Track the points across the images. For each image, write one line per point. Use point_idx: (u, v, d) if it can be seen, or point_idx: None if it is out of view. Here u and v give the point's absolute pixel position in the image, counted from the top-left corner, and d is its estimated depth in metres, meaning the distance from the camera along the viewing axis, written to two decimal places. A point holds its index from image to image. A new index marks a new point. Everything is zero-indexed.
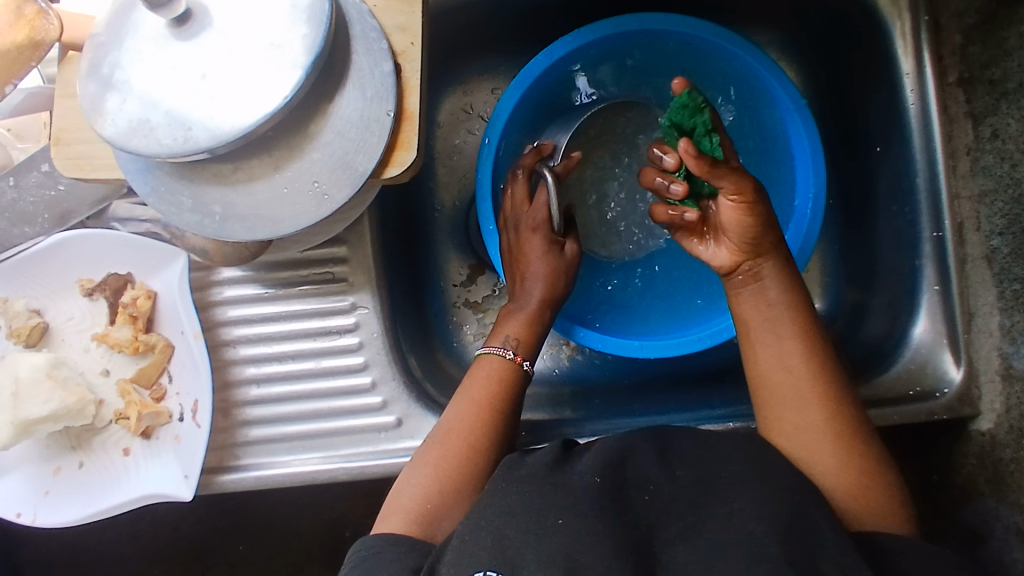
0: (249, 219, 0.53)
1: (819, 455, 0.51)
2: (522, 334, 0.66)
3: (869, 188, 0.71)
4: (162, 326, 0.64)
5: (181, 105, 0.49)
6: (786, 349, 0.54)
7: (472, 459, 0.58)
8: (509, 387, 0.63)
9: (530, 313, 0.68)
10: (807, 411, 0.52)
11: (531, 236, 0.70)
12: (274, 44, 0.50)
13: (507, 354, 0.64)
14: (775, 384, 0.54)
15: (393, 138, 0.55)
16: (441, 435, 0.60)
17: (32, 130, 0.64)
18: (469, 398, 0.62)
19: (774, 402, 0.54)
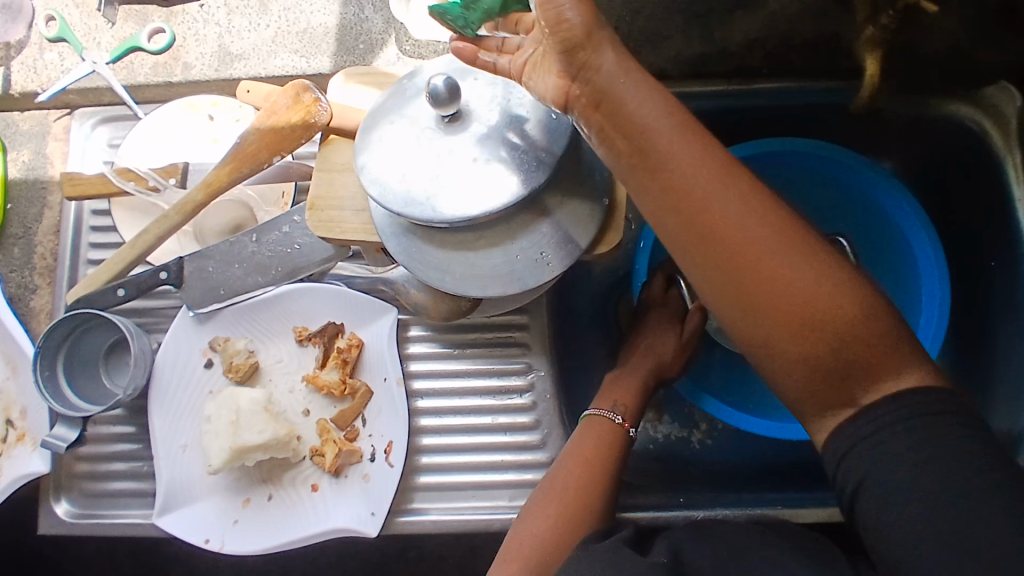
0: (483, 279, 0.62)
1: (785, 278, 0.44)
2: (628, 402, 0.72)
3: (984, 300, 0.79)
4: (364, 372, 0.71)
5: (452, 180, 0.60)
6: (804, 269, 0.45)
7: (581, 514, 0.64)
8: (614, 449, 0.68)
9: (636, 383, 0.74)
10: (763, 290, 0.45)
11: (660, 315, 0.79)
12: (531, 139, 0.60)
13: (615, 418, 0.70)
14: (740, 254, 0.45)
15: (603, 222, 0.64)
16: (553, 490, 0.65)
17: (273, 197, 0.75)
18: (576, 457, 0.67)
19: (740, 266, 0.45)
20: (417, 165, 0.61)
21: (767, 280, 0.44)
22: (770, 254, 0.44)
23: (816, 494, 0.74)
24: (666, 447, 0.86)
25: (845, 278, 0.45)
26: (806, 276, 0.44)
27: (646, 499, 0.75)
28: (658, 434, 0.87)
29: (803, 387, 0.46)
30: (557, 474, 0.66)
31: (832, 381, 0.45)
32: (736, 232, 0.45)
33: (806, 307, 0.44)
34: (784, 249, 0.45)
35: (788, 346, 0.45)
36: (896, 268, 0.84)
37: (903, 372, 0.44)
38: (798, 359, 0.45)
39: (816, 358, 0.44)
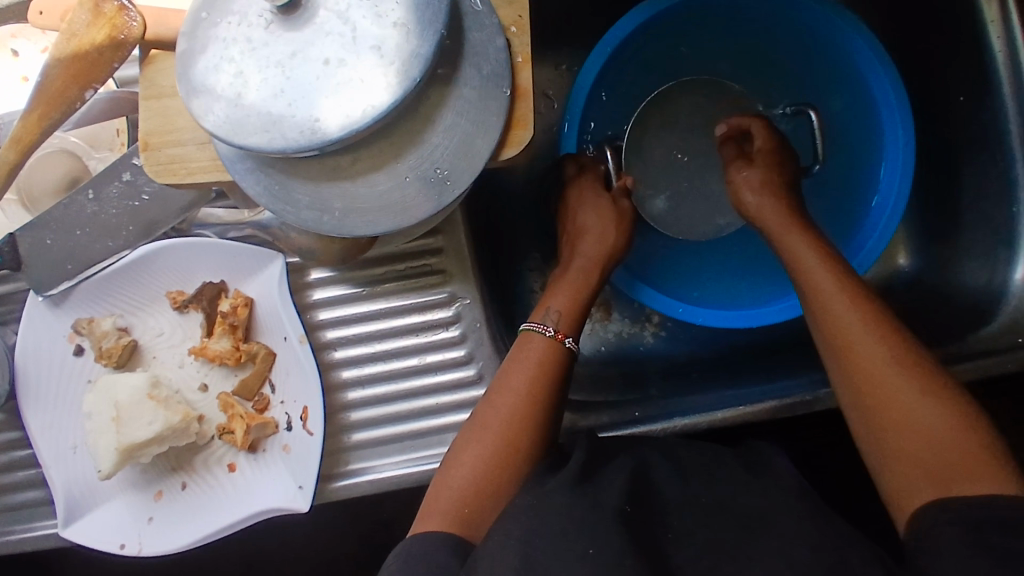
0: (370, 212, 0.51)
1: (903, 414, 0.47)
2: (566, 306, 0.64)
3: (950, 140, 0.71)
4: (261, 334, 0.61)
5: (303, 91, 0.46)
6: (872, 340, 0.51)
7: (510, 457, 0.56)
8: (552, 378, 0.60)
9: (574, 283, 0.66)
10: (886, 370, 0.49)
11: (588, 196, 0.70)
12: (396, 23, 0.46)
13: (547, 330, 0.61)
14: (868, 367, 0.50)
15: (509, 116, 0.53)
16: (481, 432, 0.57)
17: (106, 138, 0.61)
18: (507, 391, 0.59)
19: (877, 383, 0.49)
20: (253, 78, 0.46)
21: (900, 414, 0.47)
22: (888, 362, 0.49)
23: (781, 382, 0.69)
24: (619, 347, 0.79)
25: (921, 364, 0.49)
26: (912, 397, 0.48)
27: (603, 416, 0.67)
28: (607, 334, 0.80)
29: (911, 486, 0.45)
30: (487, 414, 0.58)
31: (938, 480, 0.44)
32: (845, 329, 0.52)
33: (922, 374, 0.48)
34: (895, 363, 0.49)
35: (905, 436, 0.47)
36: (849, 116, 0.75)
37: (988, 477, 0.43)
38: (909, 459, 0.46)
39: (937, 441, 0.46)
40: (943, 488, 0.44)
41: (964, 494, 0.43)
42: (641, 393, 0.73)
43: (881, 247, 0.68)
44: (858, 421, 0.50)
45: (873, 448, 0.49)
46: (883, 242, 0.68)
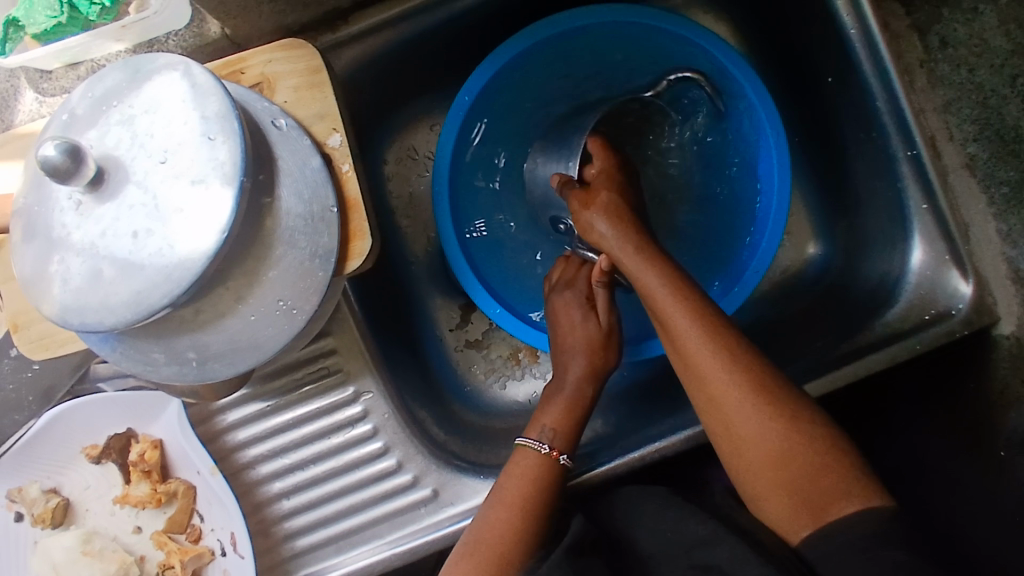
0: (227, 356, 0.52)
1: (762, 454, 0.52)
2: (559, 424, 0.63)
3: (828, 120, 0.70)
4: (177, 469, 0.63)
5: (122, 264, 0.48)
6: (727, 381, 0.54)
7: (510, 572, 0.56)
8: (548, 489, 0.59)
9: (568, 397, 0.65)
10: (750, 420, 0.53)
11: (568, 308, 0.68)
12: (200, 177, 0.48)
13: (542, 448, 0.61)
14: (724, 405, 0.54)
15: (345, 230, 0.53)
16: (475, 542, 0.57)
17: None
18: (507, 504, 0.58)
19: (728, 419, 0.54)
20: (78, 262, 0.48)
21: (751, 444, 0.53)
22: (738, 398, 0.54)
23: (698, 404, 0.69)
24: None
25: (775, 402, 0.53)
26: (765, 434, 0.53)
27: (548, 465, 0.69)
28: (542, 379, 0.80)
29: (793, 522, 0.51)
30: (483, 522, 0.57)
31: (810, 511, 0.50)
32: (697, 372, 0.55)
33: (775, 412, 0.53)
34: (751, 401, 0.53)
35: (764, 476, 0.52)
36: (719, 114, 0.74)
37: (855, 495, 0.50)
38: (770, 486, 0.52)
39: (785, 471, 0.52)
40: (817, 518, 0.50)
41: (836, 513, 0.49)
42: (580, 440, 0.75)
43: (771, 256, 0.67)
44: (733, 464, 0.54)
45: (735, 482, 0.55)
46: (772, 250, 0.67)
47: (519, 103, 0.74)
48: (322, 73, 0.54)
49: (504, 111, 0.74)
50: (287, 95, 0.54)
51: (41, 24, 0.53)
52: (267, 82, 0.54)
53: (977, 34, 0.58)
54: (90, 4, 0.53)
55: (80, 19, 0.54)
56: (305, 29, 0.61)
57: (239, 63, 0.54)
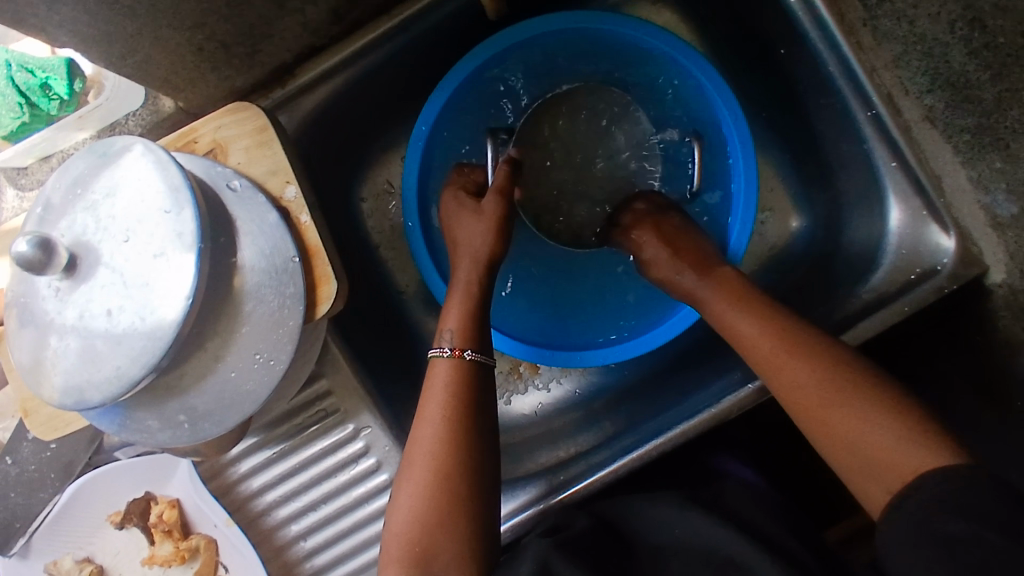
0: (215, 414, 0.54)
1: (856, 440, 0.46)
2: (460, 326, 0.60)
3: (789, 90, 0.67)
4: (197, 525, 0.66)
5: (100, 343, 0.50)
6: (807, 376, 0.50)
7: (446, 486, 0.52)
8: (467, 395, 0.56)
9: (468, 293, 0.63)
10: (836, 410, 0.48)
11: (464, 212, 0.67)
12: (162, 250, 0.50)
13: (444, 352, 0.58)
14: (807, 401, 0.50)
15: (312, 277, 0.55)
16: (410, 469, 0.53)
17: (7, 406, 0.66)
18: (426, 420, 0.55)
19: (811, 412, 0.49)
20: (64, 346, 0.51)
21: (840, 434, 0.47)
22: (820, 390, 0.49)
23: (697, 396, 0.70)
24: (559, 398, 0.83)
25: (860, 384, 0.48)
26: (856, 416, 0.47)
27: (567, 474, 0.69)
28: (546, 389, 0.83)
29: (874, 489, 0.45)
30: (414, 449, 0.54)
31: (896, 477, 0.44)
32: (775, 367, 0.52)
33: (859, 391, 0.48)
34: (834, 386, 0.49)
35: (857, 459, 0.46)
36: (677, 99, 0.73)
37: (948, 458, 0.43)
38: (866, 472, 0.46)
39: (877, 447, 0.45)
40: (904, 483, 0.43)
41: (930, 469, 0.43)
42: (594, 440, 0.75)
43: (747, 236, 0.68)
44: (830, 458, 0.49)
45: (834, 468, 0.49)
46: (748, 230, 0.68)
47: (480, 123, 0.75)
48: (269, 130, 0.56)
49: (470, 134, 0.74)
50: (240, 156, 0.56)
51: (8, 125, 0.58)
52: (220, 147, 0.56)
53: None
54: (49, 99, 0.58)
55: (41, 115, 0.59)
56: (256, 87, 0.63)
57: (191, 134, 0.56)
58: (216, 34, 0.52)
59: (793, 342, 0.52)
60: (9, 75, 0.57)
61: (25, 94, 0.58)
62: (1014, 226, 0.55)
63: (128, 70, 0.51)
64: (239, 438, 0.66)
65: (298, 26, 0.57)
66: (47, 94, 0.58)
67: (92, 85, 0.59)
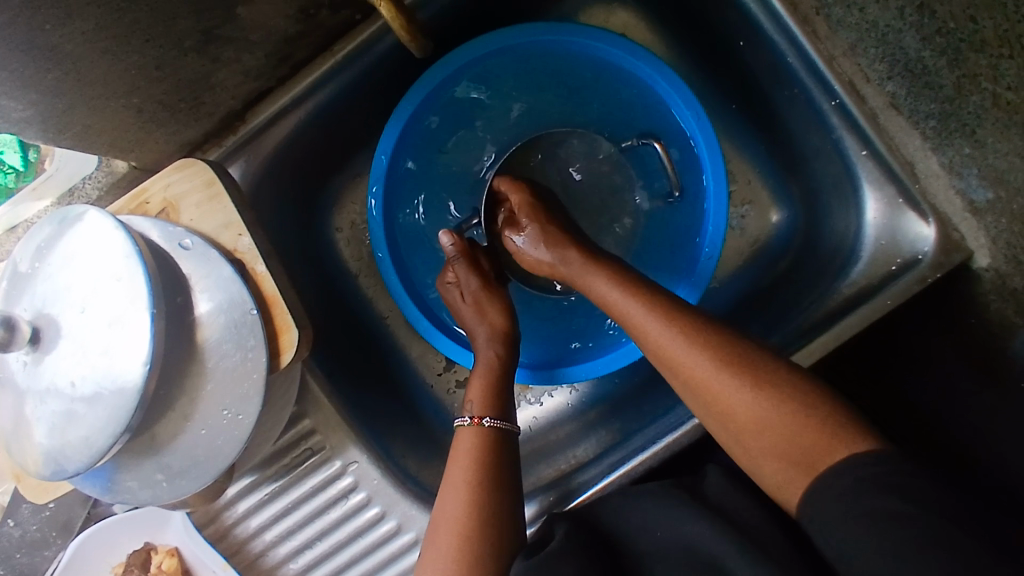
0: (190, 471, 0.54)
1: (747, 423, 0.48)
2: (488, 398, 0.61)
3: (750, 82, 0.66)
4: (197, 571, 0.68)
5: (68, 413, 0.51)
6: (706, 368, 0.49)
7: (476, 547, 0.51)
8: (494, 462, 0.57)
9: (487, 363, 0.64)
10: (736, 398, 0.48)
11: (462, 301, 0.68)
12: (118, 316, 0.51)
13: (466, 420, 0.59)
14: (708, 390, 0.49)
15: (272, 327, 0.55)
16: (435, 538, 0.53)
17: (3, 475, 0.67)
18: (453, 485, 0.55)
19: (714, 401, 0.49)
20: (37, 418, 0.52)
21: (746, 422, 0.48)
22: (721, 381, 0.49)
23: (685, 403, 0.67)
24: (553, 412, 0.80)
25: (760, 372, 0.48)
26: (748, 400, 0.48)
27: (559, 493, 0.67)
28: (539, 404, 0.80)
29: (781, 471, 0.46)
30: (438, 517, 0.54)
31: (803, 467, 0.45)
32: (664, 350, 0.52)
33: (753, 376, 0.48)
34: (727, 371, 0.49)
35: (761, 444, 0.47)
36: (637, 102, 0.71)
37: (850, 440, 0.44)
38: (766, 452, 0.47)
39: (774, 431, 0.46)
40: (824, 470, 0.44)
41: (835, 457, 0.44)
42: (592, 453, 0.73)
43: (721, 236, 0.67)
44: (732, 446, 0.50)
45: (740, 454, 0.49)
46: (721, 230, 0.67)
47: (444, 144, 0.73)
48: (217, 183, 0.56)
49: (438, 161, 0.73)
50: (191, 213, 0.56)
51: None
52: (170, 206, 0.56)
53: None
54: (7, 173, 0.63)
55: (1, 188, 0.63)
56: (208, 137, 0.63)
57: (143, 195, 0.57)
58: (154, 96, 0.53)
59: (692, 336, 0.51)
60: None
61: None
62: (992, 211, 0.53)
63: (70, 141, 0.52)
64: (233, 480, 0.67)
65: (238, 74, 0.57)
66: (4, 168, 0.63)
67: (46, 153, 0.62)
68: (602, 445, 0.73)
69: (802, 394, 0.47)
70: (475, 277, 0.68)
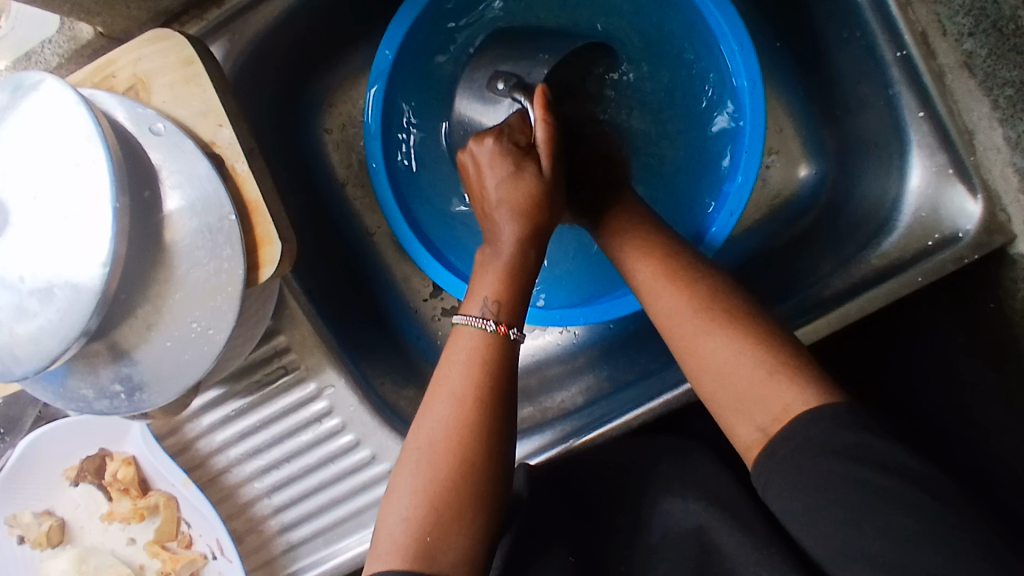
0: (155, 384, 0.49)
1: (707, 363, 0.45)
2: (503, 293, 0.50)
3: (807, 19, 0.59)
4: (155, 482, 0.64)
5: (16, 313, 0.46)
6: (669, 302, 0.48)
7: (467, 477, 0.44)
8: (501, 375, 0.47)
9: (509, 262, 0.51)
10: (716, 339, 0.45)
11: (518, 160, 0.53)
12: (77, 207, 0.45)
13: (488, 326, 0.48)
14: (672, 327, 0.48)
15: (251, 237, 0.49)
16: (427, 451, 0.45)
17: None
18: (450, 396, 0.46)
19: (682, 343, 0.47)
20: None
21: (699, 359, 0.46)
22: (683, 315, 0.47)
23: (682, 362, 0.63)
24: (538, 353, 0.76)
25: (715, 301, 0.47)
26: (676, 305, 0.48)
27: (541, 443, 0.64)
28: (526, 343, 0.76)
29: (745, 428, 0.43)
30: (423, 424, 0.46)
31: (744, 412, 0.43)
32: (647, 291, 0.51)
33: (707, 301, 0.47)
34: (698, 312, 0.47)
35: (711, 376, 0.45)
36: (673, 17, 0.64)
37: (811, 394, 0.41)
38: (732, 403, 0.44)
39: (722, 334, 0.45)
40: (773, 424, 0.41)
41: (784, 398, 0.41)
42: (579, 399, 0.70)
43: (748, 191, 0.60)
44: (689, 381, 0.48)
45: (703, 397, 0.46)
46: (749, 185, 0.60)
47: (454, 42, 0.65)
48: (195, 64, 0.48)
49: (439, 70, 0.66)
50: (164, 94, 0.49)
51: None
52: (140, 83, 0.49)
53: None
54: None
55: None
56: (187, 8, 0.54)
57: (108, 67, 0.49)
58: None
59: (660, 262, 0.51)
60: None
61: None
62: None
63: None
64: (199, 393, 0.63)
65: None
66: None
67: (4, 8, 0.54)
68: (587, 393, 0.70)
69: (768, 333, 0.45)
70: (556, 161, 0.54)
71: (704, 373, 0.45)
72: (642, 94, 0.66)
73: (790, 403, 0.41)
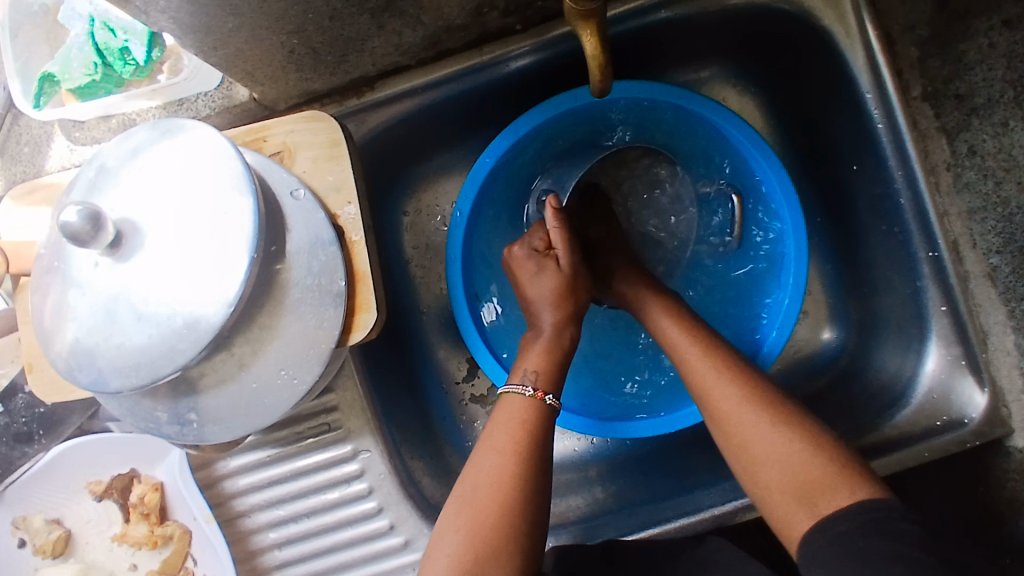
0: (226, 421, 0.53)
1: (761, 456, 0.51)
2: (542, 365, 0.58)
3: (851, 207, 0.68)
4: (175, 512, 0.65)
5: (124, 331, 0.49)
6: (724, 392, 0.55)
7: (508, 528, 0.48)
8: (539, 436, 0.53)
9: (548, 341, 0.60)
10: (767, 433, 0.51)
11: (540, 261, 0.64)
12: (212, 249, 0.49)
13: (526, 391, 0.55)
14: (729, 415, 0.54)
15: (352, 302, 0.54)
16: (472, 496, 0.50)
17: (52, 387, 0.57)
18: (496, 450, 0.52)
19: (737, 434, 0.53)
20: (85, 323, 0.50)
21: (757, 452, 0.51)
22: (743, 411, 0.53)
23: (700, 490, 0.67)
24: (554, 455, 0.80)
25: (768, 398, 0.53)
26: (730, 397, 0.54)
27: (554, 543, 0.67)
28: None
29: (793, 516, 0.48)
30: (470, 473, 0.51)
31: (803, 498, 0.48)
32: (698, 382, 0.57)
33: (760, 395, 0.53)
34: (751, 405, 0.53)
35: (765, 470, 0.50)
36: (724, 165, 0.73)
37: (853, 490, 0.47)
38: (790, 490, 0.49)
39: (768, 428, 0.51)
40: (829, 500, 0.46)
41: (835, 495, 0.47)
42: (588, 507, 0.73)
43: (792, 318, 0.67)
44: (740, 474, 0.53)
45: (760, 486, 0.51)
46: (794, 308, 0.67)
47: (552, 142, 0.72)
48: (341, 145, 0.55)
49: (538, 164, 0.74)
50: (305, 165, 0.55)
51: (78, 80, 0.59)
52: (287, 151, 0.56)
53: (1006, 148, 0.56)
54: (125, 63, 0.59)
55: (114, 77, 0.59)
56: (330, 93, 0.61)
57: (262, 131, 0.56)
58: (311, 42, 0.52)
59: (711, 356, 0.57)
60: (93, 33, 0.58)
61: (103, 54, 0.58)
62: None
63: (217, 59, 0.51)
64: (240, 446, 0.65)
65: (392, 46, 0.56)
66: (125, 58, 0.58)
67: (170, 55, 0.60)
68: (597, 502, 0.74)
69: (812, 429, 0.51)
70: (576, 255, 0.64)
71: (761, 460, 0.51)
72: (706, 209, 0.76)
73: (839, 499, 0.47)
